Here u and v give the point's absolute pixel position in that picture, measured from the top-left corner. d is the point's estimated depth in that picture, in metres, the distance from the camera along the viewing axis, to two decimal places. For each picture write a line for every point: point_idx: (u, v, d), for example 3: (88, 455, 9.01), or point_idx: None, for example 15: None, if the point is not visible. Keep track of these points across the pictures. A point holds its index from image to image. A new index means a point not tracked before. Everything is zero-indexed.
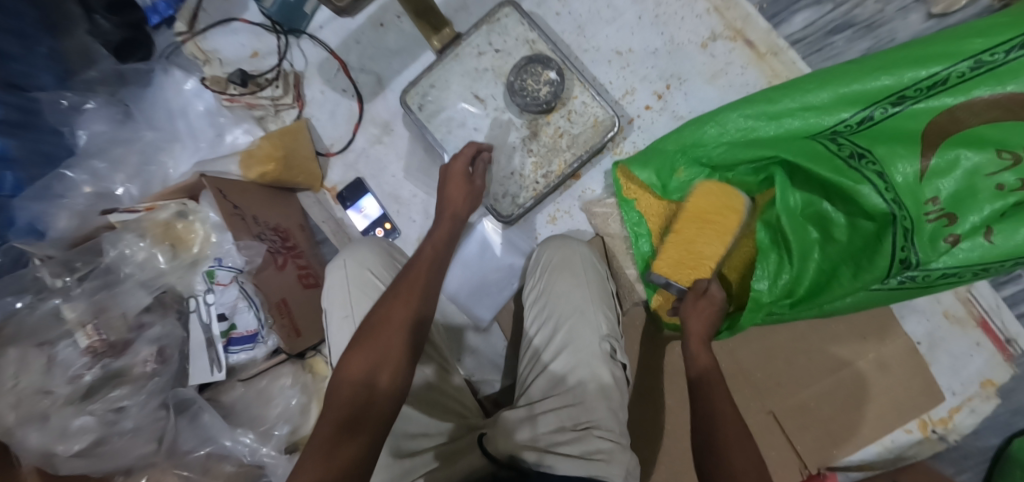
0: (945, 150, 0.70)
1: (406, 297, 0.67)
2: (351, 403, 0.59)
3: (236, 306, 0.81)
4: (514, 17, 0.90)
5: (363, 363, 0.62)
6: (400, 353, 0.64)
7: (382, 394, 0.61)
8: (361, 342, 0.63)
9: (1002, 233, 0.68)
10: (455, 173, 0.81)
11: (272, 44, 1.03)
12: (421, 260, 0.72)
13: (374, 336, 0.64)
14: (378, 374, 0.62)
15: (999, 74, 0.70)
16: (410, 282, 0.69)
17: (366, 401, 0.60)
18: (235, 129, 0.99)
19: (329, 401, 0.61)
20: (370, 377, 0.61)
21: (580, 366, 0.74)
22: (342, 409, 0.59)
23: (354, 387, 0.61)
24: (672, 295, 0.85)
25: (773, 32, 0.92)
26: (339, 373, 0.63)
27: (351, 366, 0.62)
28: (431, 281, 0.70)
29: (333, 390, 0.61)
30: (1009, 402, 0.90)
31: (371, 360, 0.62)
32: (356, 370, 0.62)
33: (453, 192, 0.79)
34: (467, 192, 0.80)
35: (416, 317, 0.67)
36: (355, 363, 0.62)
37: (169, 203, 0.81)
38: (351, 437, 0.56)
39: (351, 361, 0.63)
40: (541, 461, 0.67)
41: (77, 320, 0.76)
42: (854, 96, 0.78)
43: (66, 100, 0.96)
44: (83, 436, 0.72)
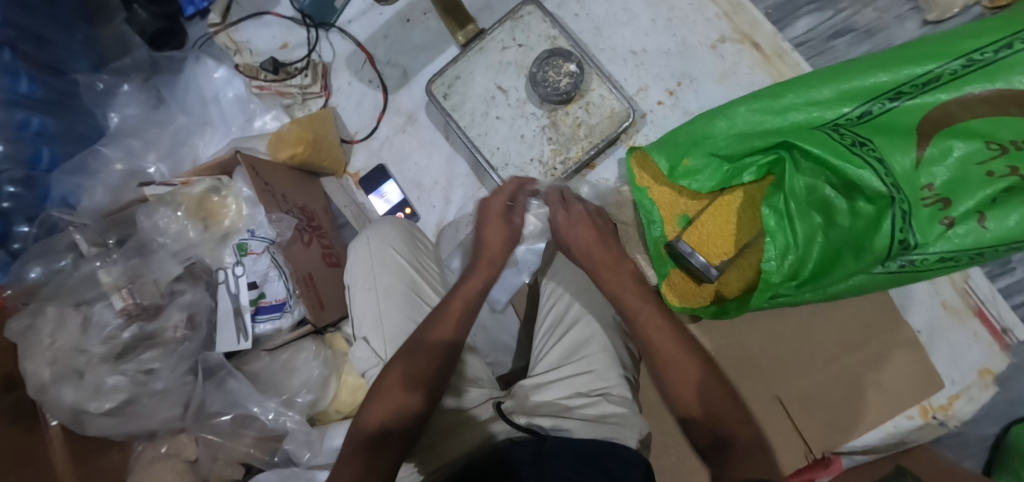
0: (938, 141, 0.75)
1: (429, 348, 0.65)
2: (366, 446, 0.59)
3: (267, 275, 0.84)
4: (536, 15, 0.95)
5: (381, 412, 0.61)
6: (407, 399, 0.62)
7: (395, 440, 0.60)
8: (380, 392, 0.63)
9: (995, 218, 0.72)
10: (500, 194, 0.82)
11: (302, 37, 1.08)
12: (453, 307, 0.70)
13: (392, 385, 0.63)
14: (395, 421, 0.61)
15: (990, 71, 0.76)
16: (432, 328, 0.67)
17: (380, 446, 0.59)
18: (265, 115, 1.04)
19: (347, 442, 0.61)
20: (387, 425, 0.61)
21: (595, 337, 0.77)
22: (358, 455, 0.58)
23: (372, 431, 0.61)
24: (693, 267, 0.90)
25: (779, 35, 0.97)
26: (360, 418, 0.63)
27: (370, 415, 0.62)
28: (457, 332, 0.68)
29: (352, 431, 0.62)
30: (1006, 391, 0.93)
31: (389, 410, 0.62)
32: (374, 418, 0.61)
33: (491, 232, 0.79)
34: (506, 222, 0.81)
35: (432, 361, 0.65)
36: (372, 414, 0.62)
37: (204, 178, 0.85)
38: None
39: (370, 409, 0.62)
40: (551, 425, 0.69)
41: (112, 284, 0.79)
42: (854, 91, 0.83)
43: (101, 83, 1.01)
44: (115, 394, 0.75)
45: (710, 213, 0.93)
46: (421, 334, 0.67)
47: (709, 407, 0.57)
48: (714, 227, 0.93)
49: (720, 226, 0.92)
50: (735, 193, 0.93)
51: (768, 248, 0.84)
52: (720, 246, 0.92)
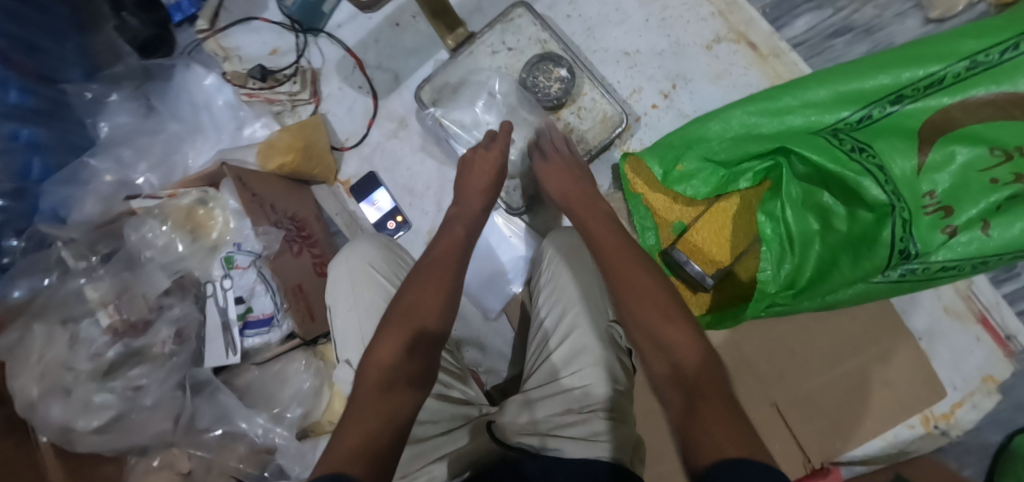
0: (940, 146, 0.73)
1: (431, 300, 0.66)
2: (379, 384, 0.57)
3: (254, 289, 0.82)
4: (527, 17, 0.94)
5: (394, 348, 0.61)
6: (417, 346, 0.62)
7: (407, 381, 0.59)
8: (391, 331, 0.62)
9: (998, 228, 0.69)
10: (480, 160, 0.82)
11: (292, 43, 1.06)
12: (445, 267, 0.70)
13: (404, 324, 0.63)
14: (406, 361, 0.61)
15: (994, 74, 0.73)
16: (429, 289, 0.67)
17: (395, 384, 0.58)
18: (254, 122, 1.02)
19: (357, 384, 0.59)
20: (400, 363, 0.60)
21: (588, 348, 0.74)
22: (373, 394, 0.56)
23: (384, 369, 0.59)
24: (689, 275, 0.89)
25: (775, 35, 0.95)
26: (366, 358, 0.61)
27: (379, 353, 0.60)
28: (452, 293, 0.68)
29: (360, 373, 0.60)
30: (1010, 397, 0.91)
31: (401, 347, 0.61)
32: (386, 354, 0.60)
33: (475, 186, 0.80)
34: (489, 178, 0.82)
35: (439, 313, 0.66)
36: (383, 352, 0.60)
37: (190, 190, 0.84)
38: (383, 427, 0.53)
39: (381, 347, 0.61)
40: (544, 445, 0.68)
41: (99, 299, 0.78)
42: (852, 95, 0.80)
43: (90, 93, 0.99)
44: (103, 412, 0.74)
45: (705, 220, 0.91)
46: (415, 289, 0.67)
47: (658, 329, 0.57)
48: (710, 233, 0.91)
49: (715, 232, 0.91)
50: (733, 199, 0.91)
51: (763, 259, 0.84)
52: (715, 253, 0.91)
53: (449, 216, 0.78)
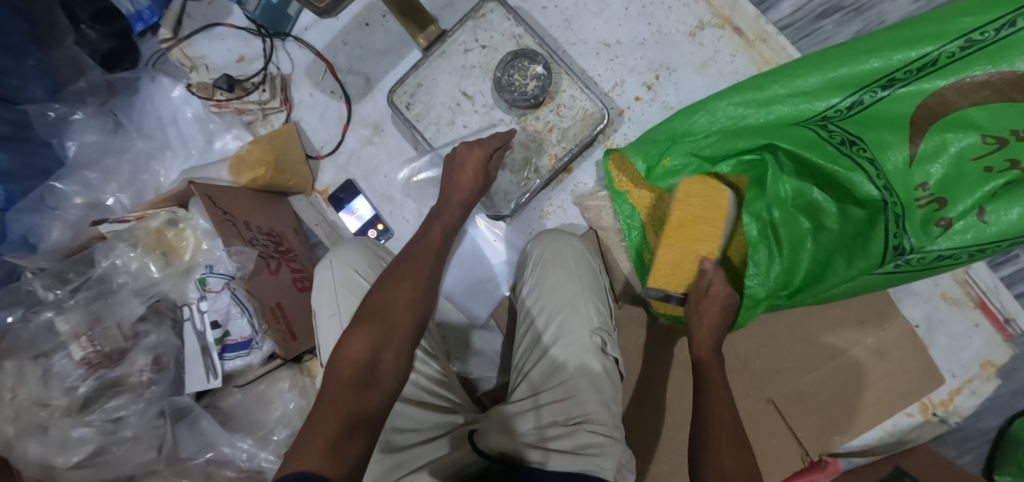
0: (932, 136, 0.71)
1: (407, 296, 0.63)
2: (352, 383, 0.55)
3: (229, 313, 0.80)
4: (499, 11, 0.90)
5: (366, 342, 0.58)
6: (394, 348, 0.59)
7: (382, 376, 0.57)
8: (365, 325, 0.60)
9: (994, 213, 0.67)
10: (474, 159, 0.78)
11: (258, 48, 1.02)
12: (421, 261, 0.67)
13: (378, 318, 0.61)
14: (380, 354, 0.58)
15: (990, 53, 0.69)
16: (402, 286, 0.64)
17: (367, 384, 0.55)
18: (225, 134, 0.99)
19: (328, 382, 0.56)
20: (374, 358, 0.57)
21: (572, 360, 0.71)
22: (345, 393, 0.54)
23: (356, 366, 0.56)
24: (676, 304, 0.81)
25: (762, 17, 0.91)
26: (337, 353, 0.58)
27: (351, 347, 0.58)
28: (427, 285, 0.66)
29: (330, 371, 0.57)
30: (1010, 382, 0.89)
31: (373, 340, 0.59)
32: (358, 350, 0.58)
33: (460, 182, 0.77)
34: (479, 180, 0.78)
35: (415, 313, 0.63)
36: (354, 347, 0.58)
37: (159, 211, 0.82)
38: (355, 426, 0.51)
39: (352, 341, 0.58)
40: (547, 461, 0.63)
41: (71, 332, 0.77)
42: (842, 80, 0.77)
43: (54, 112, 0.95)
44: (82, 447, 0.75)
45: (665, 247, 0.79)
46: (391, 286, 0.64)
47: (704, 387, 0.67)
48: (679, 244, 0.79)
49: (684, 250, 0.78)
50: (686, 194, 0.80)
51: (750, 265, 0.86)
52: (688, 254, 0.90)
53: (432, 213, 0.75)
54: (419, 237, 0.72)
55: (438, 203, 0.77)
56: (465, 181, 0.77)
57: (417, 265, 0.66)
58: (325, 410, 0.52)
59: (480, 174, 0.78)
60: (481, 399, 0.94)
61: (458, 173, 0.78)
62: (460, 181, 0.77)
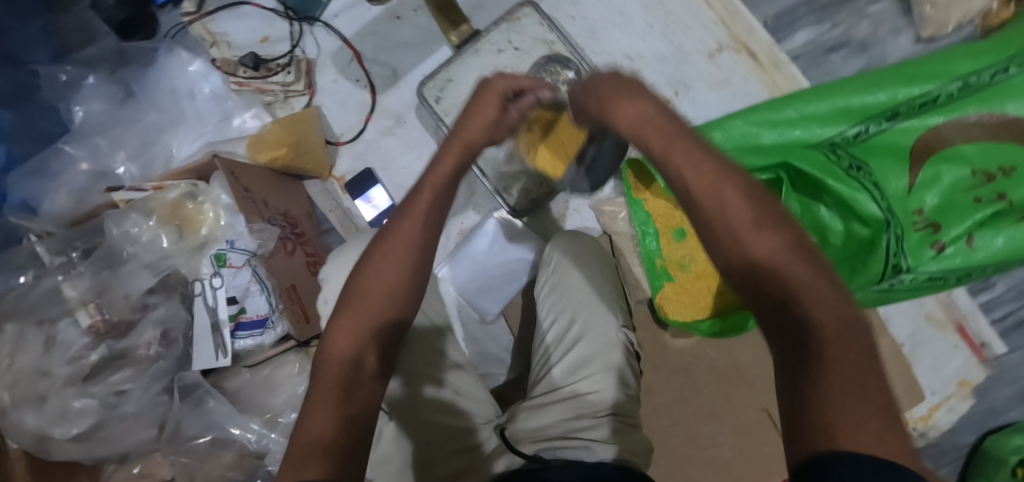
0: (927, 167, 0.79)
1: (391, 274, 0.56)
2: (337, 384, 0.50)
3: (248, 289, 0.79)
4: (533, 17, 0.92)
5: (350, 337, 0.53)
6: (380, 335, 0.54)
7: (367, 380, 0.52)
8: (349, 317, 0.54)
9: (982, 240, 0.76)
10: (491, 91, 0.65)
11: (285, 30, 1.02)
12: (406, 228, 0.57)
13: (361, 303, 0.55)
14: (366, 351, 0.53)
15: (985, 95, 0.79)
16: (387, 263, 0.56)
17: (353, 385, 0.51)
18: (244, 113, 0.97)
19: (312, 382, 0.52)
20: (360, 355, 0.53)
21: (599, 354, 0.73)
22: (330, 396, 0.49)
23: (340, 366, 0.51)
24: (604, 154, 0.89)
25: (776, 46, 0.97)
26: (321, 349, 0.53)
27: (335, 344, 0.53)
28: (419, 259, 0.57)
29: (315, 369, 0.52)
30: (983, 401, 0.96)
31: (357, 336, 0.53)
32: (342, 347, 0.53)
33: (472, 122, 0.64)
34: (491, 124, 0.65)
35: (402, 289, 0.56)
36: (338, 341, 0.53)
37: (179, 183, 0.79)
38: (346, 440, 0.47)
39: (336, 335, 0.53)
40: (550, 447, 0.65)
41: (79, 299, 0.74)
42: (852, 109, 0.84)
43: (65, 75, 0.93)
44: (82, 419, 0.71)
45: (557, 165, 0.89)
46: (375, 266, 0.56)
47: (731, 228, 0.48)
48: (585, 98, 0.64)
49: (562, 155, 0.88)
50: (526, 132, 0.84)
51: None
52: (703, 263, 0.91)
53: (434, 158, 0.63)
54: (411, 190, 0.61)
55: (440, 145, 0.64)
56: (478, 118, 0.64)
57: (408, 232, 0.57)
58: (310, 419, 0.48)
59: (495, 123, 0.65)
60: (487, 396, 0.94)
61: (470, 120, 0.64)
62: (468, 126, 0.64)
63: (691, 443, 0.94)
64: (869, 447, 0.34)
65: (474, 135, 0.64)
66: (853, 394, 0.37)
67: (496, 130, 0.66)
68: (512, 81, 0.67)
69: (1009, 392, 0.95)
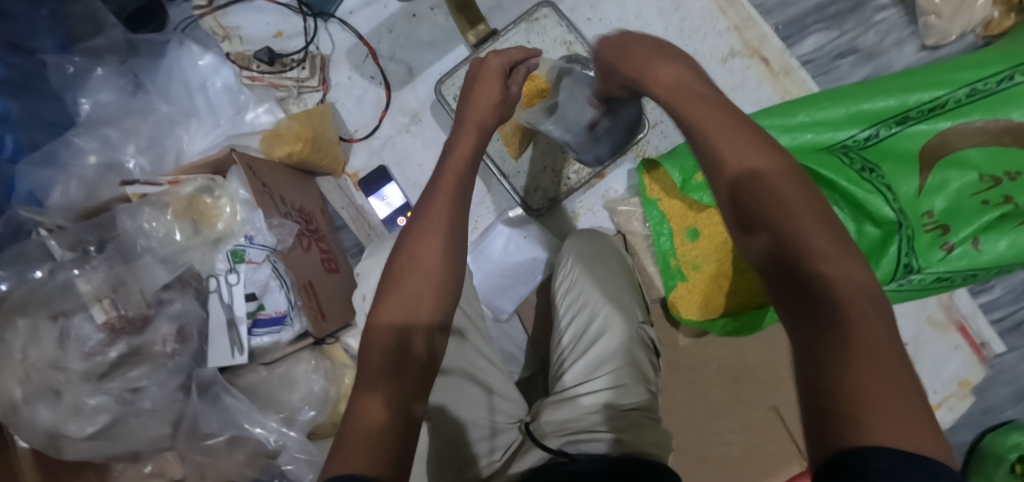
0: (936, 172, 0.82)
1: (426, 261, 0.56)
2: (385, 370, 0.50)
3: (267, 285, 0.78)
4: (552, 18, 0.94)
5: (392, 324, 0.53)
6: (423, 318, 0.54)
7: (416, 362, 0.52)
8: (389, 305, 0.54)
9: (987, 243, 0.78)
10: (490, 70, 0.68)
11: (299, 26, 1.01)
12: (437, 213, 0.58)
13: (399, 292, 0.55)
14: (409, 337, 0.53)
15: (992, 102, 0.81)
16: (421, 251, 0.56)
17: (399, 370, 0.51)
18: (257, 107, 0.97)
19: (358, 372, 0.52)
20: (403, 341, 0.52)
21: (622, 349, 0.73)
22: (378, 382, 0.49)
23: (384, 353, 0.52)
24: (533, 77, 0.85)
25: (787, 52, 0.99)
26: (364, 341, 0.53)
27: (378, 332, 0.53)
28: (452, 245, 0.57)
29: (361, 360, 0.53)
30: (981, 401, 0.99)
31: (403, 320, 0.53)
32: (384, 334, 0.52)
33: (479, 106, 0.66)
34: (501, 97, 0.67)
35: (439, 273, 0.56)
36: (380, 328, 0.53)
37: (196, 177, 0.78)
38: (405, 422, 0.48)
39: (376, 325, 0.53)
40: (574, 441, 0.65)
41: (93, 293, 0.72)
42: (863, 114, 0.87)
43: (72, 66, 0.91)
44: (98, 416, 0.69)
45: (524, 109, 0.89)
46: (410, 255, 0.56)
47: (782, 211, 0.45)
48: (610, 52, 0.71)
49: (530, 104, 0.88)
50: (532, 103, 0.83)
51: None
52: (713, 265, 0.91)
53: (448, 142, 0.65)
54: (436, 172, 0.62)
55: (453, 130, 0.66)
56: (484, 99, 0.66)
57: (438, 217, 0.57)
58: (367, 406, 0.48)
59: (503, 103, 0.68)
60: None
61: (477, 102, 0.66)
62: (475, 106, 0.66)
63: (702, 442, 0.95)
64: (894, 438, 0.31)
65: (484, 114, 0.66)
66: (883, 389, 0.34)
67: (502, 108, 0.68)
68: (506, 58, 0.69)
69: (1006, 392, 0.98)
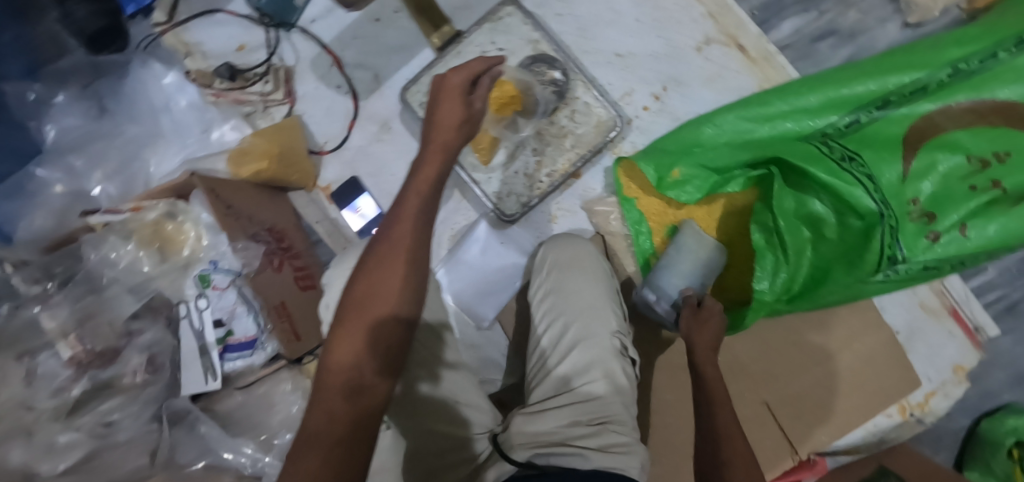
0: (922, 155, 0.76)
1: (392, 281, 0.51)
2: (344, 394, 0.47)
3: (235, 311, 0.77)
4: (517, 16, 0.91)
5: (353, 345, 0.49)
6: (392, 339, 0.50)
7: (375, 388, 0.48)
8: (350, 324, 0.50)
9: (975, 228, 0.73)
10: (450, 88, 0.57)
11: (261, 38, 0.99)
12: (403, 231, 0.52)
13: (361, 314, 0.50)
14: (371, 359, 0.49)
15: (977, 82, 0.77)
16: (386, 270, 0.51)
17: (357, 394, 0.47)
18: (223, 125, 0.96)
19: (313, 394, 0.48)
20: (363, 363, 0.48)
21: (599, 361, 0.72)
22: (337, 406, 0.46)
23: (344, 375, 0.48)
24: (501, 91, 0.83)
25: (764, 38, 0.95)
26: (323, 361, 0.50)
27: (336, 354, 0.49)
28: (421, 265, 0.53)
29: (316, 381, 0.49)
30: (976, 385, 0.97)
31: (364, 342, 0.49)
32: (345, 355, 0.49)
33: (445, 117, 0.56)
34: (463, 117, 0.57)
35: (409, 293, 0.51)
36: (340, 349, 0.49)
37: (157, 203, 0.76)
38: (359, 445, 0.45)
39: (336, 345, 0.49)
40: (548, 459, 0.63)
41: (59, 329, 0.72)
42: (841, 100, 0.84)
43: (33, 93, 0.87)
44: (71, 452, 0.68)
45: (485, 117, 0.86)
46: (374, 275, 0.51)
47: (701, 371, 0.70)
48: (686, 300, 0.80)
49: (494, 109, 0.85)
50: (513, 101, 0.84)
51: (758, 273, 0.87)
52: None
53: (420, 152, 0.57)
54: (410, 172, 0.56)
55: (416, 153, 0.57)
56: (447, 118, 0.56)
57: (404, 237, 0.52)
58: (319, 430, 0.45)
59: (468, 116, 0.58)
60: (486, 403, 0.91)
61: (437, 115, 0.57)
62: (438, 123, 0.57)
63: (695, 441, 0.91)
64: None
65: (447, 132, 0.56)
66: None
67: (470, 128, 0.59)
68: (468, 71, 0.58)
69: (1004, 376, 0.96)
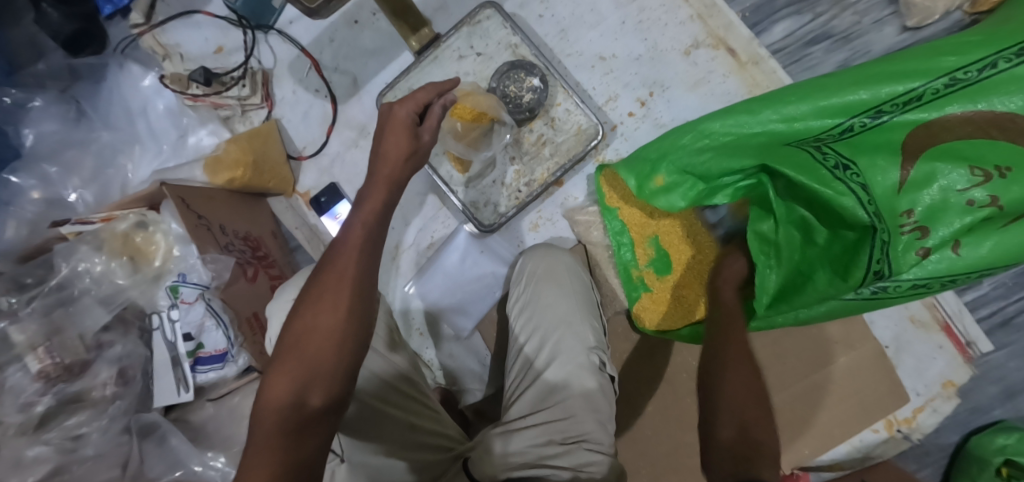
0: (923, 164, 0.67)
1: (327, 314, 0.51)
2: (279, 432, 0.47)
3: (203, 325, 0.75)
4: (495, 19, 0.90)
5: (289, 381, 0.49)
6: (330, 371, 0.50)
7: (314, 421, 0.48)
8: (288, 359, 0.50)
9: (968, 247, 0.66)
10: (397, 121, 0.61)
11: (239, 40, 0.97)
12: (344, 266, 0.53)
13: (299, 350, 0.50)
14: (309, 393, 0.49)
15: (974, 92, 0.68)
16: (325, 305, 0.52)
17: (296, 430, 0.47)
18: (200, 130, 0.93)
19: (251, 432, 0.48)
20: (300, 398, 0.49)
21: (571, 381, 0.71)
22: (272, 443, 0.46)
23: (280, 411, 0.48)
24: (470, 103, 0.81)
25: (755, 40, 0.91)
26: (261, 398, 0.50)
27: (274, 390, 0.49)
28: (360, 296, 0.53)
29: (253, 418, 0.49)
30: (967, 401, 0.94)
31: (301, 378, 0.49)
32: (281, 392, 0.49)
33: (392, 146, 0.60)
34: (409, 151, 0.60)
35: (347, 324, 0.51)
36: (278, 385, 0.50)
37: (128, 214, 0.75)
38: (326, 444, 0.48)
39: (274, 382, 0.50)
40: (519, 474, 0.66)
41: (27, 342, 0.72)
42: (833, 109, 0.74)
43: (8, 97, 0.86)
44: (39, 466, 0.70)
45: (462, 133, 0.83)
46: (311, 309, 0.52)
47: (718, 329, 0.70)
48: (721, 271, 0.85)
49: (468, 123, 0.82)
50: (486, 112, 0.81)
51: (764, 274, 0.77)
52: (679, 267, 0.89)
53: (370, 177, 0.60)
54: (358, 200, 0.58)
55: (363, 184, 0.60)
56: (393, 150, 0.60)
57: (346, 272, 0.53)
58: (254, 469, 0.44)
59: (415, 140, 0.61)
60: (464, 412, 0.93)
61: (385, 138, 0.61)
62: (387, 150, 0.60)
63: (676, 453, 0.90)
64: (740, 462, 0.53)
65: (394, 164, 0.59)
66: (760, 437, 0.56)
67: (415, 159, 0.61)
68: (415, 104, 0.62)
69: (993, 391, 0.93)
